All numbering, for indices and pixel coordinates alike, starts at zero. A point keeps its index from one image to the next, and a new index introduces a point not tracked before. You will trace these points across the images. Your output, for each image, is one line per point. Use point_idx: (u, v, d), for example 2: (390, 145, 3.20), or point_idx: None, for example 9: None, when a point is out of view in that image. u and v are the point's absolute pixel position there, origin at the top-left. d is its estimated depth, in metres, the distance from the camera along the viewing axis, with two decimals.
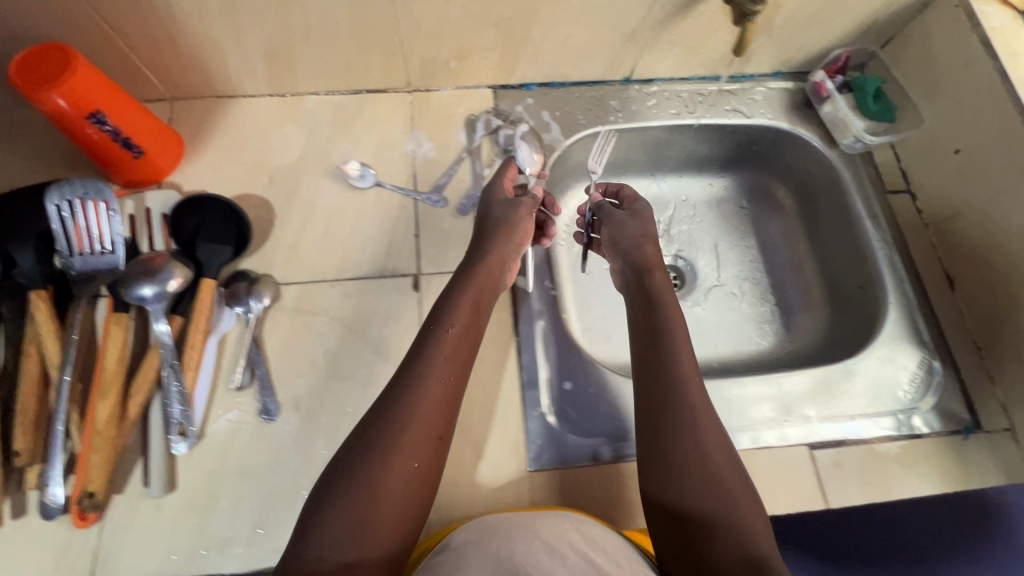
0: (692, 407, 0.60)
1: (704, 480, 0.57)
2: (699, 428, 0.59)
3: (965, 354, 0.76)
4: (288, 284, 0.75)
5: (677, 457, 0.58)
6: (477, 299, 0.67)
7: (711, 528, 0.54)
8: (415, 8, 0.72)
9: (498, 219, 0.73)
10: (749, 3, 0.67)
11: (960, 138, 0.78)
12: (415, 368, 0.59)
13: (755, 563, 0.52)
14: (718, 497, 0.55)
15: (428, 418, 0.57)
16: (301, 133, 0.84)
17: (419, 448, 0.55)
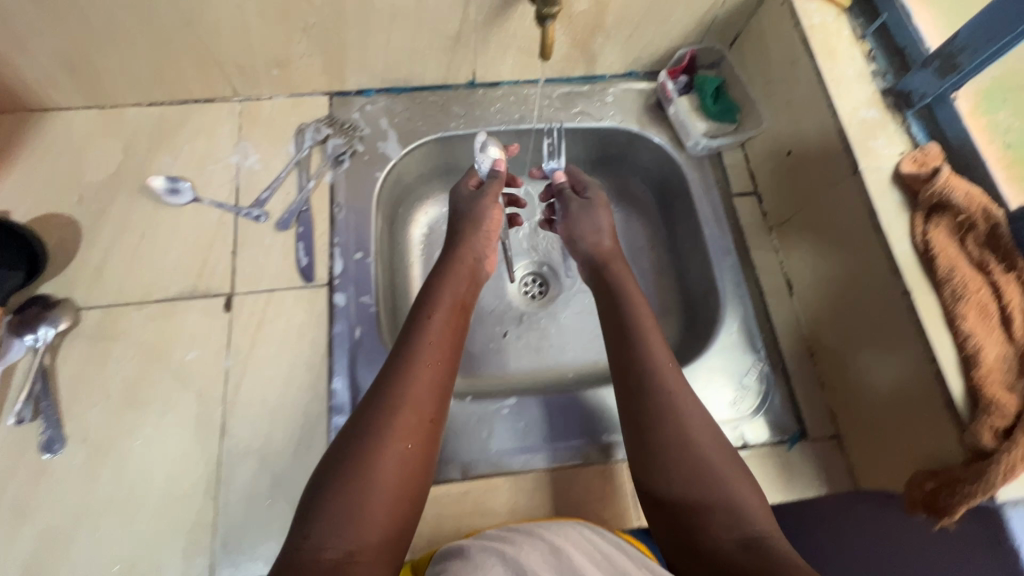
0: (664, 388, 0.63)
1: (681, 461, 0.58)
2: (677, 407, 0.61)
3: (797, 359, 0.75)
4: (90, 308, 0.71)
5: (662, 439, 0.59)
6: (460, 291, 0.72)
7: (706, 508, 0.55)
8: (207, 15, 0.68)
9: (468, 213, 0.79)
10: (542, 6, 0.64)
11: (791, 140, 0.76)
12: (404, 356, 0.62)
13: (752, 542, 0.52)
14: (706, 477, 0.57)
15: (423, 402, 0.59)
16: (119, 147, 0.80)
17: (412, 429, 0.57)
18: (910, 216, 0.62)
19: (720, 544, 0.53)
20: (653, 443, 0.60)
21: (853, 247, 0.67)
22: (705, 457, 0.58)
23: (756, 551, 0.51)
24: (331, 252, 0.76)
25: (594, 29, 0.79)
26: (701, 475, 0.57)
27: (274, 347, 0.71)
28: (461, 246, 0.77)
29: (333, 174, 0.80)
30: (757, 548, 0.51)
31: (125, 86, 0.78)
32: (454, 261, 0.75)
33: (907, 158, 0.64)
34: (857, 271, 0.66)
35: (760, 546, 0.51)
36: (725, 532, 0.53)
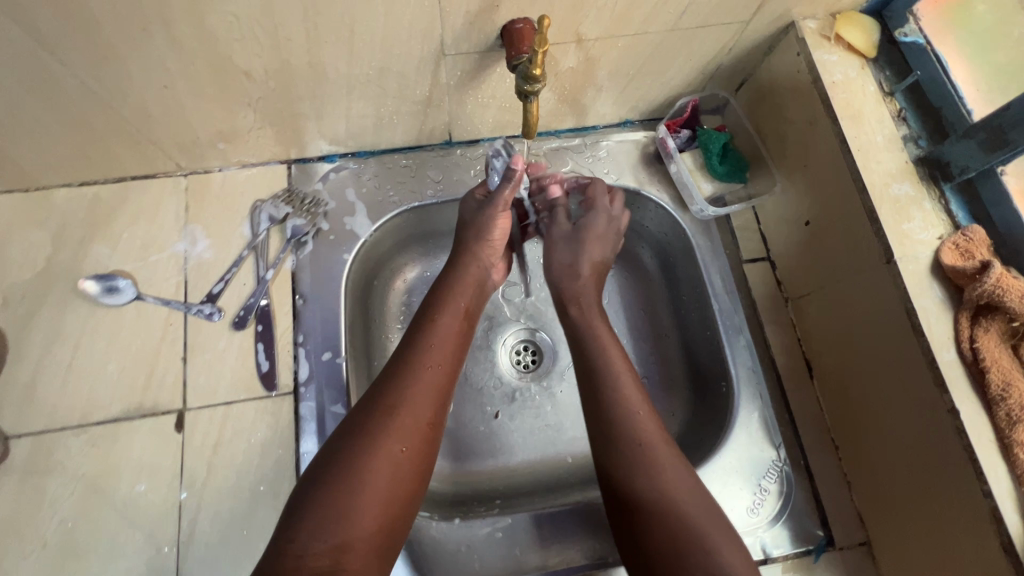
0: (640, 435, 0.55)
1: (659, 518, 0.50)
2: (654, 464, 0.53)
3: (820, 455, 0.67)
4: (19, 437, 0.62)
5: (638, 487, 0.52)
6: (467, 294, 0.66)
7: (683, 566, 0.47)
8: (131, 97, 0.58)
9: (475, 221, 0.69)
10: (523, 82, 0.54)
11: (809, 210, 0.68)
12: (406, 358, 0.58)
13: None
14: (687, 529, 0.49)
15: (422, 407, 0.55)
16: (47, 237, 0.69)
17: (407, 435, 0.53)
18: (953, 315, 0.55)
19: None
20: (628, 499, 0.52)
21: (887, 344, 0.59)
22: (684, 510, 0.50)
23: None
24: (296, 353, 0.67)
25: (584, 83, 0.70)
26: (682, 527, 0.49)
27: (235, 471, 0.63)
28: (466, 253, 0.69)
29: (294, 259, 0.71)
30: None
31: (47, 169, 0.67)
32: (460, 268, 0.68)
33: (946, 244, 0.57)
34: (892, 362, 0.59)
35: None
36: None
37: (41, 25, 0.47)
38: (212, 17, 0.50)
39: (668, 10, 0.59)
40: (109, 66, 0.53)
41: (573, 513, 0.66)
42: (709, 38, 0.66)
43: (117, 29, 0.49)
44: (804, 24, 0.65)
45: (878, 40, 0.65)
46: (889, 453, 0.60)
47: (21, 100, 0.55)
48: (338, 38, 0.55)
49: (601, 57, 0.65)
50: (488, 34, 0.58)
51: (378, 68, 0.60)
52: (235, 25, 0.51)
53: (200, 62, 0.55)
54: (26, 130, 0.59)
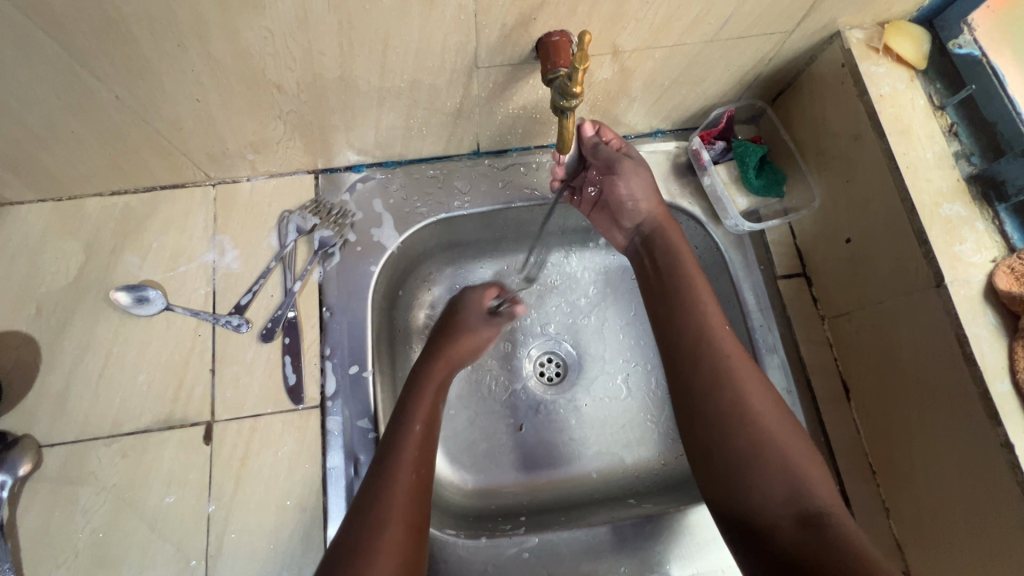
0: (722, 360, 0.57)
1: (729, 422, 0.55)
2: (738, 378, 0.56)
3: (857, 481, 0.65)
4: (52, 447, 0.62)
5: (721, 405, 0.55)
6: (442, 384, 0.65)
7: (764, 478, 0.52)
8: (164, 111, 0.58)
9: (469, 330, 0.72)
10: (560, 97, 0.53)
11: (851, 226, 0.66)
12: (386, 460, 0.56)
13: (812, 518, 0.49)
14: (769, 448, 0.53)
15: (407, 509, 0.53)
16: (79, 246, 0.70)
17: (395, 543, 0.51)
18: (1009, 343, 0.53)
19: (777, 522, 0.50)
20: (716, 429, 0.55)
21: (938, 377, 0.57)
22: (766, 428, 0.53)
23: (815, 532, 0.48)
24: (322, 366, 0.67)
25: (617, 94, 0.68)
26: (758, 449, 0.53)
27: (262, 484, 0.63)
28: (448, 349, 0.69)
29: (321, 271, 0.71)
30: (818, 525, 0.48)
31: (80, 180, 0.67)
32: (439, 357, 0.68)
33: (1000, 267, 0.54)
34: (941, 401, 0.57)
35: (821, 525, 0.48)
36: (781, 507, 0.50)
37: (81, 43, 0.47)
38: (247, 32, 0.49)
39: (709, 22, 0.57)
40: (145, 81, 0.53)
41: (600, 534, 0.65)
42: (749, 49, 0.63)
43: (154, 46, 0.49)
44: (850, 34, 0.63)
45: (927, 50, 0.63)
46: (938, 492, 0.58)
47: (59, 116, 0.55)
48: (371, 52, 0.54)
49: (637, 69, 0.63)
50: (523, 46, 0.56)
51: (410, 81, 0.59)
52: (269, 40, 0.50)
53: (233, 77, 0.54)
54: (63, 143, 0.60)
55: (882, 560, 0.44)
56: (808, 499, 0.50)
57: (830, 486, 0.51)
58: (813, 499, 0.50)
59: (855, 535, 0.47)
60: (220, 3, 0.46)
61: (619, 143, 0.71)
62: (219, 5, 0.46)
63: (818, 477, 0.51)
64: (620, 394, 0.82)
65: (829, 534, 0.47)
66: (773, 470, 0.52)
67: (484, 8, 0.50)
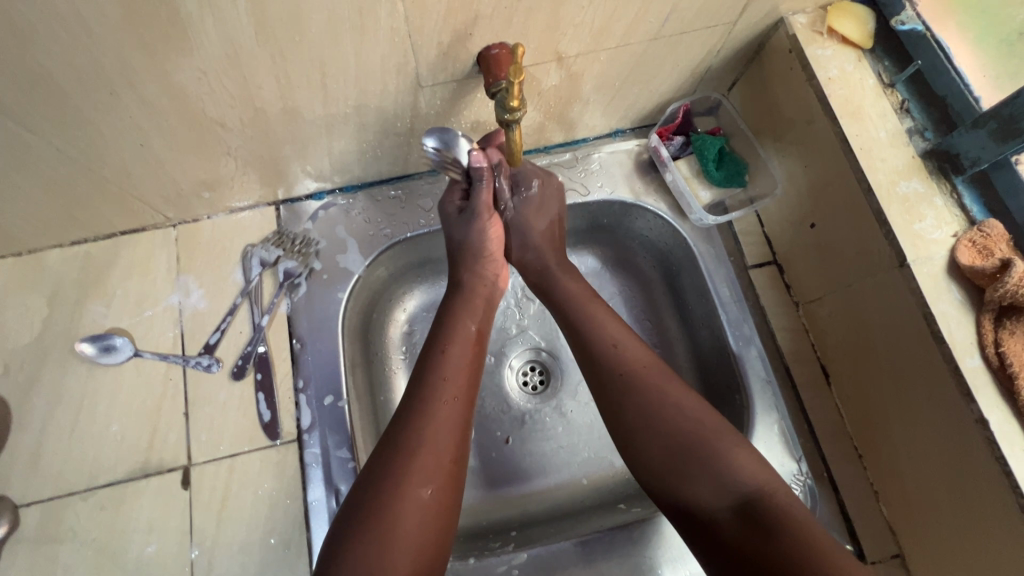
0: (635, 372, 0.58)
1: (650, 427, 0.55)
2: (645, 384, 0.57)
3: (844, 467, 0.65)
4: (29, 506, 0.61)
5: (636, 418, 0.56)
6: (474, 320, 0.65)
7: (694, 477, 0.52)
8: (109, 158, 0.57)
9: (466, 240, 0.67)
10: (502, 109, 0.52)
11: (814, 211, 0.66)
12: (420, 396, 0.56)
13: (745, 501, 0.50)
14: (689, 444, 0.54)
15: (443, 445, 0.53)
16: (42, 300, 0.69)
17: (434, 475, 0.51)
18: (975, 317, 0.53)
19: (715, 515, 0.51)
20: (637, 439, 0.56)
21: (909, 357, 0.56)
22: (681, 424, 0.54)
23: (752, 519, 0.49)
24: (297, 400, 0.66)
25: (569, 99, 0.67)
26: (683, 442, 0.54)
27: (245, 524, 0.62)
28: (469, 278, 0.68)
29: (289, 303, 0.70)
30: (750, 512, 0.49)
31: (35, 233, 0.66)
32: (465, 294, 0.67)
33: (962, 242, 0.55)
34: (918, 379, 0.56)
35: (753, 508, 0.49)
36: (715, 499, 0.51)
37: (8, 101, 0.47)
38: (179, 74, 0.49)
39: (648, 21, 0.57)
40: (84, 131, 0.52)
41: (590, 544, 0.64)
42: (694, 43, 0.63)
43: (85, 96, 0.48)
44: (794, 20, 0.62)
45: (872, 29, 0.63)
46: (922, 472, 0.57)
47: (3, 175, 0.55)
48: (311, 82, 0.54)
49: (583, 73, 0.63)
50: (464, 62, 0.56)
51: (355, 106, 0.59)
52: (204, 80, 0.50)
53: (174, 119, 0.54)
54: (10, 200, 0.59)
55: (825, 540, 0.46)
56: (738, 484, 0.51)
57: (759, 464, 0.52)
58: (741, 482, 0.51)
59: (788, 509, 0.49)
60: (146, 47, 0.45)
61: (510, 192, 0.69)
62: (146, 50, 0.45)
63: (742, 458, 0.52)
64: None
65: (761, 518, 0.49)
66: (698, 461, 0.53)
67: (417, 27, 0.50)
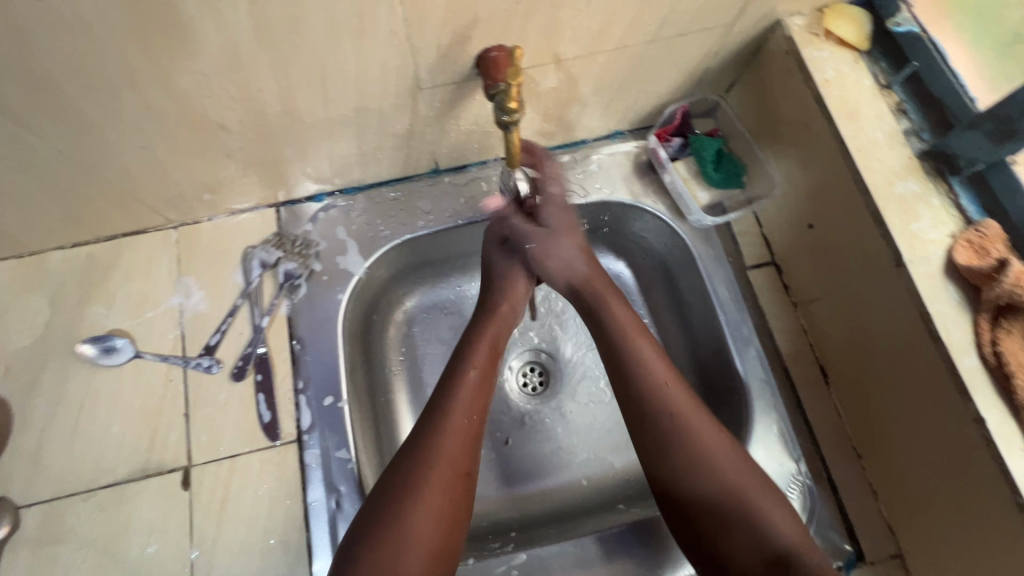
0: (685, 418, 0.57)
1: (695, 476, 0.55)
2: (691, 433, 0.56)
3: (844, 466, 0.65)
4: (30, 507, 0.62)
5: (680, 465, 0.55)
6: (497, 337, 0.66)
7: (732, 530, 0.53)
8: (111, 161, 0.58)
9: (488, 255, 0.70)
10: (501, 112, 0.53)
11: (812, 212, 0.66)
12: (440, 408, 0.57)
13: (780, 561, 0.51)
14: (728, 497, 0.54)
15: (455, 455, 0.55)
16: (44, 302, 0.69)
17: (445, 484, 0.53)
18: (972, 317, 0.53)
19: (748, 568, 0.51)
20: (681, 484, 0.55)
21: (911, 367, 0.56)
22: (728, 479, 0.54)
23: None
24: (297, 401, 0.67)
25: (568, 101, 0.68)
26: (725, 497, 0.54)
27: (245, 525, 0.62)
28: (490, 292, 0.69)
29: (289, 304, 0.70)
30: (786, 568, 0.50)
31: (37, 235, 0.67)
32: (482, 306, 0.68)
33: (959, 242, 0.55)
34: (914, 383, 0.56)
35: (789, 565, 0.50)
36: (750, 555, 0.52)
37: (11, 104, 0.47)
38: (181, 77, 0.49)
39: (646, 23, 0.57)
40: (85, 134, 0.53)
41: (591, 543, 0.64)
42: (692, 45, 0.63)
43: (87, 99, 0.49)
44: (791, 22, 0.63)
45: (869, 30, 0.63)
46: (919, 470, 0.58)
47: (6, 177, 0.55)
48: (311, 85, 0.54)
49: (582, 75, 0.63)
50: (463, 64, 0.56)
51: (355, 108, 0.59)
52: (204, 83, 0.50)
53: (175, 121, 0.54)
54: (12, 202, 0.59)
55: None
56: (777, 542, 0.51)
57: (797, 525, 0.53)
58: (781, 542, 0.51)
59: (823, 568, 0.50)
60: (148, 51, 0.45)
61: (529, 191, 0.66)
62: (147, 53, 0.46)
63: (782, 520, 0.53)
64: (604, 398, 0.81)
65: None
66: (736, 515, 0.53)
67: (416, 30, 0.50)
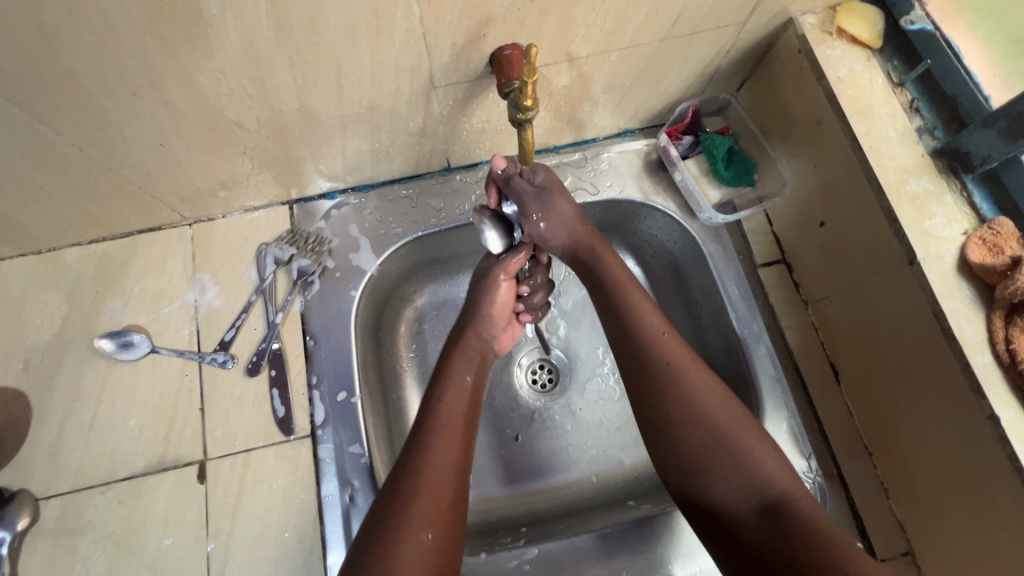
0: (675, 366, 0.57)
1: (686, 425, 0.55)
2: (683, 381, 0.56)
3: (855, 465, 0.65)
4: (50, 499, 0.63)
5: (670, 413, 0.56)
6: (468, 366, 0.64)
7: (724, 479, 0.53)
8: (129, 159, 0.58)
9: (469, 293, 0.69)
10: (516, 111, 0.53)
11: (823, 210, 0.66)
12: (418, 441, 0.55)
13: (771, 507, 0.50)
14: (720, 446, 0.53)
15: (439, 486, 0.52)
16: (61, 298, 0.70)
17: (432, 517, 0.50)
18: (986, 314, 0.53)
19: (739, 516, 0.51)
20: (671, 433, 0.55)
21: (922, 367, 0.56)
22: (719, 424, 0.54)
23: (775, 522, 0.49)
24: (311, 396, 0.67)
25: (580, 99, 0.68)
26: (715, 442, 0.53)
27: (260, 518, 0.63)
28: (468, 328, 0.67)
29: (302, 300, 0.71)
30: (777, 516, 0.50)
31: (55, 232, 0.68)
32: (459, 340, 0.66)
33: (972, 240, 0.55)
34: (927, 386, 0.56)
35: (779, 513, 0.50)
36: (740, 500, 0.52)
37: (34, 101, 0.48)
38: (200, 75, 0.50)
39: (658, 22, 0.57)
40: (105, 131, 0.54)
41: (603, 539, 0.64)
42: (703, 44, 0.63)
43: (108, 97, 0.49)
44: (803, 20, 0.63)
45: (881, 29, 0.63)
46: (930, 469, 0.58)
47: (27, 173, 0.56)
48: (327, 83, 0.55)
49: (594, 74, 0.64)
50: (477, 62, 0.57)
51: (370, 107, 0.60)
52: (223, 81, 0.51)
53: (193, 119, 0.55)
54: (32, 198, 0.60)
55: (845, 543, 0.46)
56: (767, 489, 0.51)
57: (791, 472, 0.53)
58: (771, 487, 0.51)
59: (816, 516, 0.49)
60: (169, 49, 0.46)
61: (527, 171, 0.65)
62: (169, 52, 0.46)
63: (773, 466, 0.52)
64: (612, 395, 0.81)
65: (786, 524, 0.49)
66: (726, 464, 0.53)
67: (432, 29, 0.51)
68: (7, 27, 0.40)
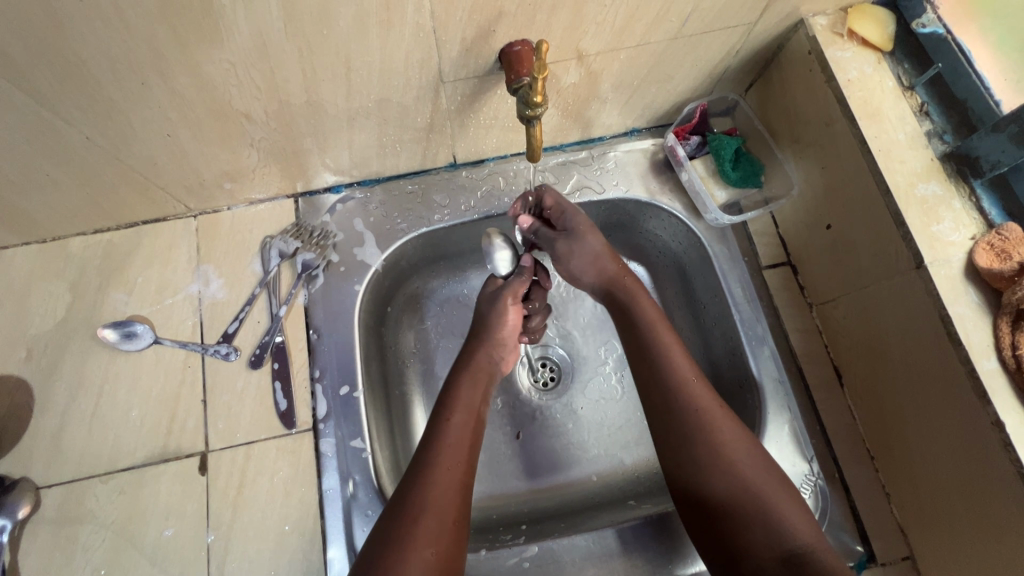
0: (699, 411, 0.58)
1: (711, 472, 0.56)
2: (711, 427, 0.57)
3: (857, 468, 0.65)
4: (50, 488, 0.63)
5: (698, 457, 0.56)
6: (476, 385, 0.65)
7: (748, 525, 0.53)
8: (136, 149, 0.58)
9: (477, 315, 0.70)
10: (524, 107, 0.53)
11: (830, 212, 0.66)
12: (423, 461, 0.56)
13: (793, 557, 0.50)
14: (745, 494, 0.54)
15: (446, 506, 0.53)
16: (65, 287, 0.70)
17: (437, 536, 0.51)
18: (993, 320, 0.53)
19: (762, 565, 0.51)
20: (699, 478, 0.56)
21: (926, 380, 0.57)
22: (744, 475, 0.55)
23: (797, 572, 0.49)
24: (313, 389, 0.67)
25: (588, 97, 0.68)
26: (740, 491, 0.54)
27: (261, 511, 0.63)
28: (474, 349, 0.68)
29: (306, 294, 0.71)
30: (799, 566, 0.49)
31: (60, 220, 0.68)
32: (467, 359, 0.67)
33: (980, 244, 0.54)
34: (932, 400, 0.56)
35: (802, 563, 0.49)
36: (767, 549, 0.51)
37: (43, 87, 0.47)
38: (209, 65, 0.50)
39: (668, 20, 0.57)
40: (113, 121, 0.53)
41: (603, 537, 0.64)
42: (713, 43, 0.63)
43: (117, 85, 0.49)
44: (814, 21, 0.62)
45: (892, 32, 0.63)
46: (934, 474, 0.57)
47: (33, 161, 0.56)
48: (336, 76, 0.55)
49: (603, 71, 0.63)
50: (487, 57, 0.56)
51: (378, 100, 0.60)
52: (231, 72, 0.51)
53: (201, 110, 0.55)
54: (38, 186, 0.60)
55: None
56: (790, 539, 0.51)
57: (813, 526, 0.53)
58: (794, 538, 0.51)
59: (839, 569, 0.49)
60: (178, 39, 0.46)
61: (559, 212, 0.72)
62: (178, 41, 0.46)
63: (797, 519, 0.52)
64: (614, 393, 0.81)
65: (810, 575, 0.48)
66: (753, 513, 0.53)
67: (442, 23, 0.51)
68: (15, 11, 0.40)
